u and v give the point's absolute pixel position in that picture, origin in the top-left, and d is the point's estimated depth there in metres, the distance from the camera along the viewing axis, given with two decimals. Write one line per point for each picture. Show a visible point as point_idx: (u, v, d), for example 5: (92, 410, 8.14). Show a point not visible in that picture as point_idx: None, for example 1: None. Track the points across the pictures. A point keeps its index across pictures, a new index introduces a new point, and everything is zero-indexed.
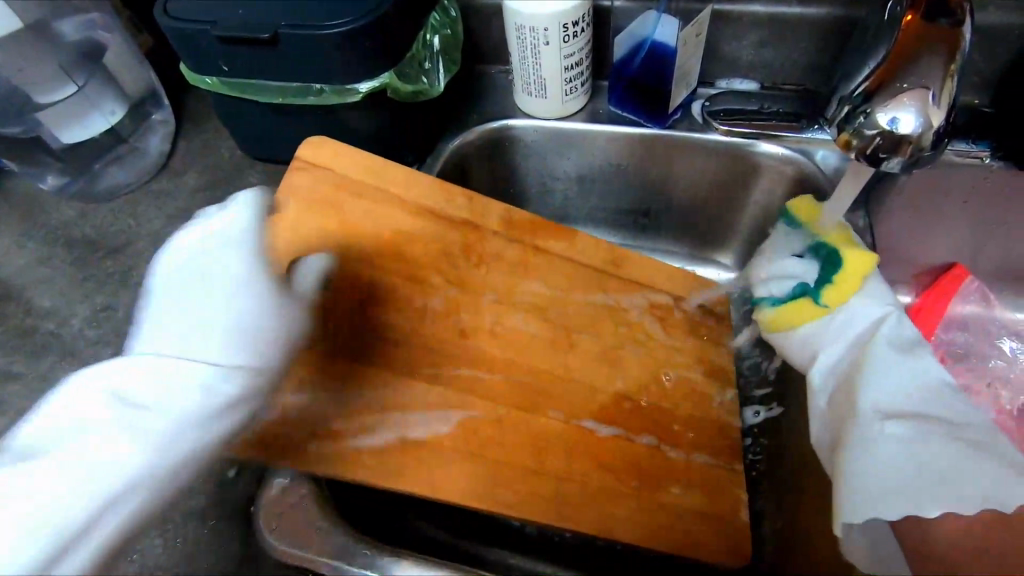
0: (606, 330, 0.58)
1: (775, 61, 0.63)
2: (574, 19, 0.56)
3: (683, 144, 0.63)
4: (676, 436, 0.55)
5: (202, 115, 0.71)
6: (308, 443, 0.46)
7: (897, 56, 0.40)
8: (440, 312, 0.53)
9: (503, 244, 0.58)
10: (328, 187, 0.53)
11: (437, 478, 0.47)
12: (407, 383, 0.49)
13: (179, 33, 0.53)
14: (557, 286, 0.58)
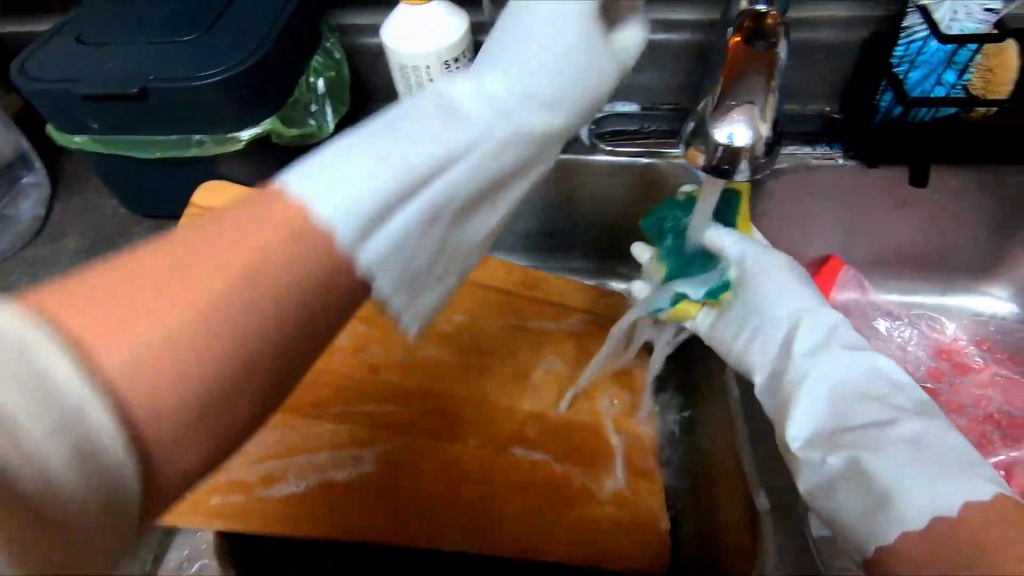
0: (518, 350, 0.59)
1: (649, 84, 0.67)
2: (455, 55, 0.58)
3: (575, 166, 0.66)
4: (597, 449, 0.54)
5: (82, 175, 0.68)
6: (210, 497, 0.45)
7: (727, 77, 0.43)
8: (347, 348, 0.53)
9: None
10: None
11: (347, 518, 0.47)
12: (315, 424, 0.49)
13: (40, 92, 0.51)
14: (467, 311, 0.60)
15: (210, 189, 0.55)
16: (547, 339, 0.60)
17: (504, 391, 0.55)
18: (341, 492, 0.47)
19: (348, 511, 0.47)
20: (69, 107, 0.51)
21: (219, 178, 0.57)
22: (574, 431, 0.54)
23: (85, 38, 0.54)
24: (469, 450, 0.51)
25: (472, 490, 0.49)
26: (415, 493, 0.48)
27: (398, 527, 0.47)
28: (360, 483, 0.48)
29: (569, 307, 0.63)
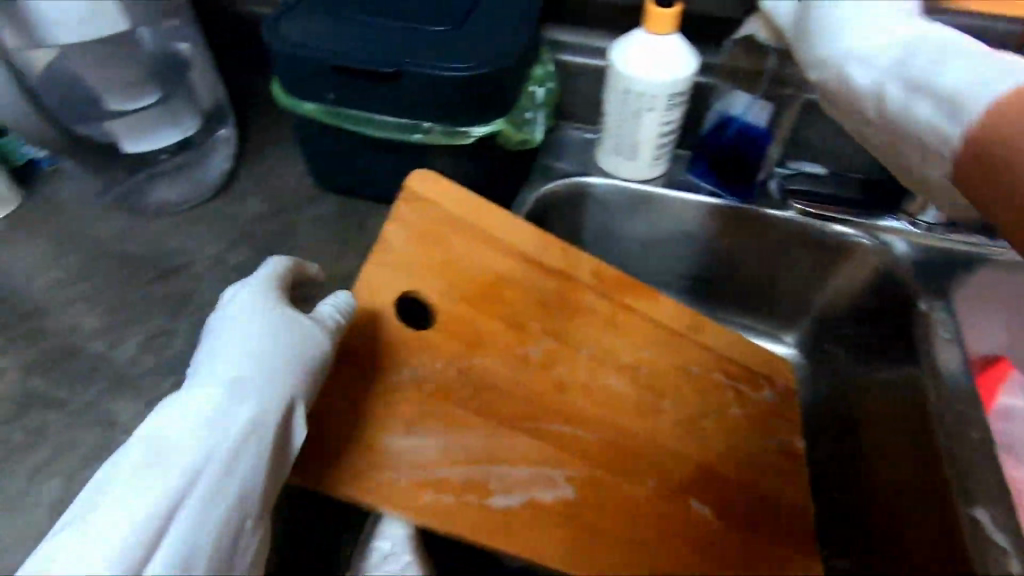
0: (690, 399, 0.55)
1: (847, 149, 0.66)
2: (680, 90, 0.57)
3: (760, 220, 0.64)
4: (764, 519, 0.51)
5: (266, 138, 0.69)
6: (397, 485, 0.44)
7: None
8: (540, 364, 0.51)
9: (594, 299, 0.56)
10: (435, 222, 0.53)
11: (530, 541, 0.44)
12: (508, 434, 0.47)
13: (293, 57, 0.52)
14: (646, 347, 0.56)
15: (424, 183, 0.54)
16: (721, 395, 0.56)
17: (681, 441, 0.52)
18: (530, 522, 0.45)
19: (530, 533, 0.44)
20: (316, 74, 0.52)
21: (431, 170, 0.55)
22: (740, 491, 0.52)
23: (338, 9, 0.55)
24: (649, 494, 0.49)
25: (645, 534, 0.47)
26: (597, 527, 0.46)
27: (578, 557, 0.44)
28: (547, 508, 0.45)
29: (754, 372, 0.59)
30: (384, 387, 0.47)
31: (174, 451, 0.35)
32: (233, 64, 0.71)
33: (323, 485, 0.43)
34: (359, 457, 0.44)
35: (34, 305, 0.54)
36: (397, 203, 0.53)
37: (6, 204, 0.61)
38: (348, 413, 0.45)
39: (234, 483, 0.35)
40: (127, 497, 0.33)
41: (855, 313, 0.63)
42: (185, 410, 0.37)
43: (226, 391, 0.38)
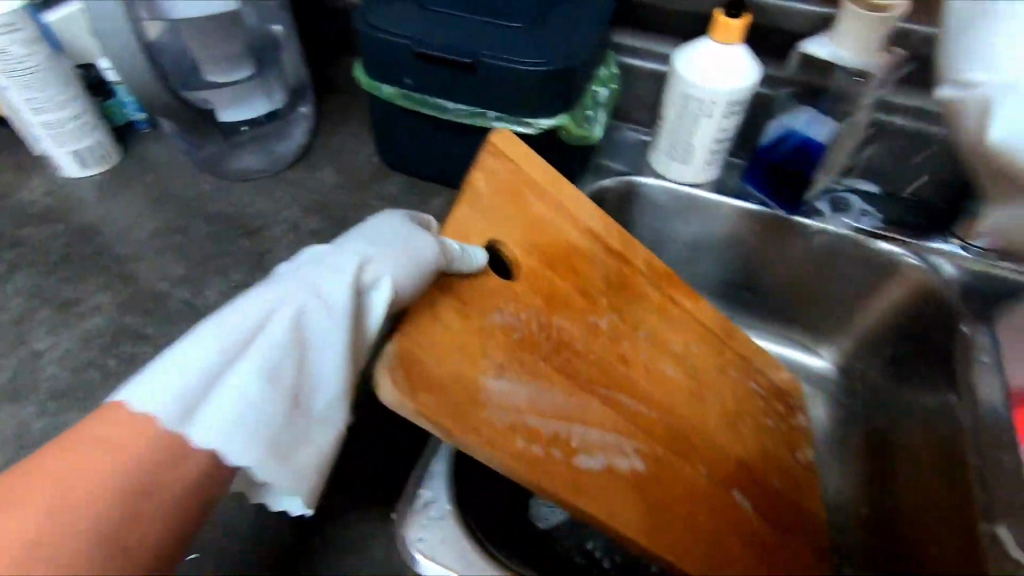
0: (729, 400, 0.57)
1: (905, 170, 0.66)
2: (740, 99, 0.59)
3: (805, 230, 0.65)
4: (789, 524, 0.54)
5: (342, 117, 0.74)
6: (494, 423, 0.42)
7: None
8: (609, 336, 0.53)
9: (649, 287, 0.57)
10: (520, 179, 0.53)
11: (611, 506, 0.44)
12: (586, 400, 0.48)
13: (379, 42, 0.56)
14: (693, 341, 0.58)
15: (507, 135, 0.53)
16: (753, 404, 0.59)
17: (725, 436, 0.55)
18: (606, 489, 0.45)
19: (612, 498, 0.45)
20: (398, 59, 0.56)
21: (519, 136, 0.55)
22: (767, 498, 0.54)
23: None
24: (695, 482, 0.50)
25: (702, 515, 0.49)
26: (664, 503, 0.47)
27: (648, 528, 0.45)
28: (623, 477, 0.46)
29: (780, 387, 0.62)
30: (479, 326, 0.45)
31: (267, 326, 0.34)
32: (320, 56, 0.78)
33: (416, 418, 0.38)
34: (455, 391, 0.41)
35: (132, 249, 0.61)
36: (484, 152, 0.52)
37: (109, 160, 0.67)
38: (442, 344, 0.42)
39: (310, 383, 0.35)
40: (210, 352, 0.32)
41: (892, 335, 0.64)
42: (287, 291, 0.36)
43: (337, 301, 0.36)
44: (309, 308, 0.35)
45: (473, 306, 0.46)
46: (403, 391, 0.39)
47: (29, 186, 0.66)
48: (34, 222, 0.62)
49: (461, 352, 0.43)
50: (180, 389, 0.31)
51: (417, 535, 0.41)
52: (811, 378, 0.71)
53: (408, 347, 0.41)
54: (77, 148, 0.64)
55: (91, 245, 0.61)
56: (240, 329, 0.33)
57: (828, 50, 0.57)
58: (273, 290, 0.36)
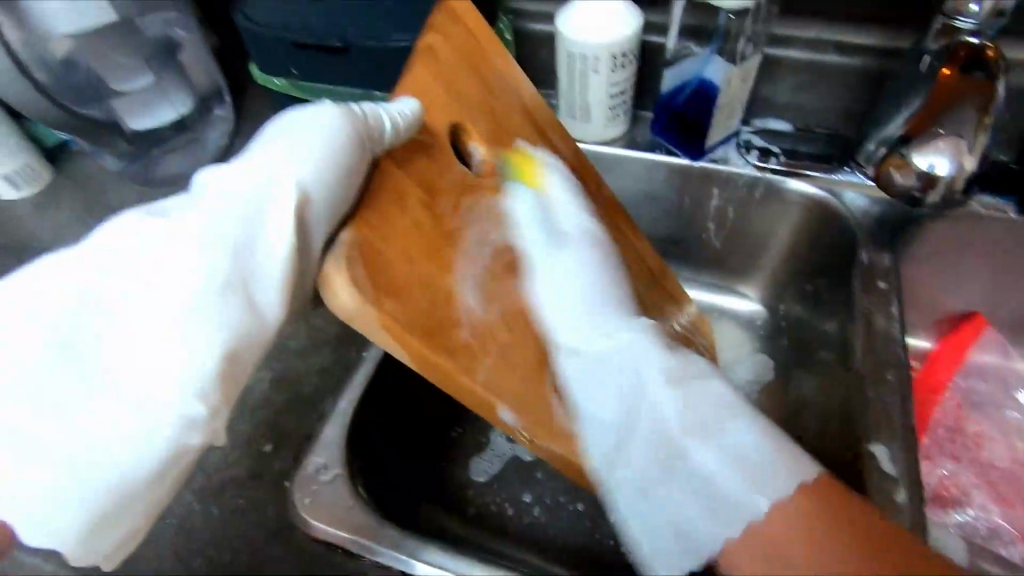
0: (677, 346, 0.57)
1: (811, 105, 0.66)
2: (623, 50, 0.59)
3: (715, 174, 0.64)
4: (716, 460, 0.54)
5: (259, 115, 0.76)
6: (458, 333, 0.37)
7: (934, 108, 0.51)
8: (568, 254, 0.51)
9: (599, 213, 0.56)
10: (470, 54, 0.48)
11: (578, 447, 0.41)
12: None
13: (256, 35, 0.57)
14: (633, 266, 0.58)
15: (469, 7, 0.48)
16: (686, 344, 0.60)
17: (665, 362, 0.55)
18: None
19: None
20: (278, 51, 0.58)
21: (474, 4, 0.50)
22: (695, 433, 0.53)
23: None
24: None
25: None
26: None
27: None
28: None
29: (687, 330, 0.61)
30: (444, 223, 0.40)
31: (112, 283, 0.30)
32: (236, 57, 0.80)
33: (381, 330, 0.33)
34: (427, 302, 0.36)
35: None
36: (440, 16, 0.47)
37: (42, 180, 0.71)
38: (410, 240, 0.37)
39: (153, 362, 0.29)
40: (32, 302, 0.29)
41: (813, 268, 0.64)
42: (151, 236, 0.30)
43: (203, 256, 0.30)
44: (172, 261, 0.30)
45: (434, 196, 0.41)
46: (365, 295, 0.33)
47: None
48: None
49: (428, 251, 0.38)
50: (1, 343, 0.28)
51: (305, 496, 0.44)
52: (741, 323, 0.71)
53: (371, 240, 0.35)
54: (7, 170, 0.67)
55: (22, 261, 0.65)
56: (75, 290, 0.29)
57: None
58: (135, 235, 0.30)
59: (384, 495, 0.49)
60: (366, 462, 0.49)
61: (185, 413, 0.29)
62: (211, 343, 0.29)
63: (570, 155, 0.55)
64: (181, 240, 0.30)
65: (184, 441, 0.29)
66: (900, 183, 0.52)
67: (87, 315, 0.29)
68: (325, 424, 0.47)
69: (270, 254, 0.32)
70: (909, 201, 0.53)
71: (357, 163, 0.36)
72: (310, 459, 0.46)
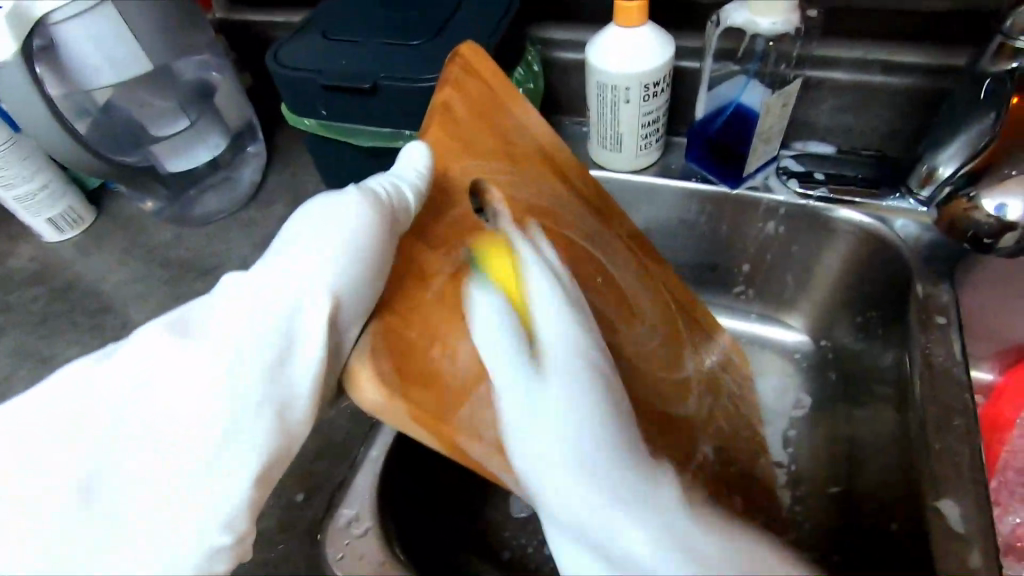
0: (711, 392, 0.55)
1: (856, 127, 0.62)
2: (654, 81, 0.58)
3: (755, 203, 0.62)
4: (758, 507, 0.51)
5: (291, 151, 0.77)
6: (483, 405, 0.35)
7: (1008, 137, 0.48)
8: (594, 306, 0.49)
9: (625, 255, 0.54)
10: (487, 107, 0.48)
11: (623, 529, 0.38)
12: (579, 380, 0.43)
13: (287, 79, 0.58)
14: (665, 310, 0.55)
15: (484, 59, 0.48)
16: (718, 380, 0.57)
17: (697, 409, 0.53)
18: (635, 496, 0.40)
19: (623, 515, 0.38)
20: (307, 92, 0.58)
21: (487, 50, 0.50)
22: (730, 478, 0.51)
23: (330, 32, 0.60)
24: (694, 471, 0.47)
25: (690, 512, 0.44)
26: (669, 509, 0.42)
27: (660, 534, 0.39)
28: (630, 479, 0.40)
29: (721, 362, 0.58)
30: (468, 289, 0.40)
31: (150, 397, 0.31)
32: (269, 93, 0.81)
33: (409, 421, 0.34)
34: (456, 379, 0.36)
35: (102, 301, 0.66)
36: (456, 69, 0.47)
37: (84, 222, 0.73)
38: (434, 317, 0.37)
39: (178, 482, 0.30)
40: (85, 400, 0.32)
41: (864, 298, 0.61)
42: (187, 350, 0.32)
43: (218, 360, 0.31)
44: (197, 372, 0.31)
45: (456, 263, 0.41)
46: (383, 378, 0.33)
47: (14, 253, 0.71)
48: (19, 286, 0.68)
49: (451, 324, 0.38)
50: (52, 431, 0.31)
51: (337, 551, 0.43)
52: (786, 354, 0.68)
53: (393, 323, 0.36)
54: (51, 215, 0.69)
55: (64, 302, 0.67)
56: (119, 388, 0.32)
57: (745, 17, 0.52)
58: (167, 343, 0.32)
59: (418, 549, 0.48)
60: (398, 513, 0.48)
61: (203, 547, 0.29)
62: (231, 470, 0.30)
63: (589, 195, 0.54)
64: (212, 356, 0.31)
65: (209, 570, 0.29)
66: (969, 226, 0.50)
67: (122, 432, 0.31)
68: (357, 474, 0.47)
69: (299, 373, 0.32)
70: (990, 249, 0.50)
71: (383, 255, 0.37)
72: (346, 509, 0.45)
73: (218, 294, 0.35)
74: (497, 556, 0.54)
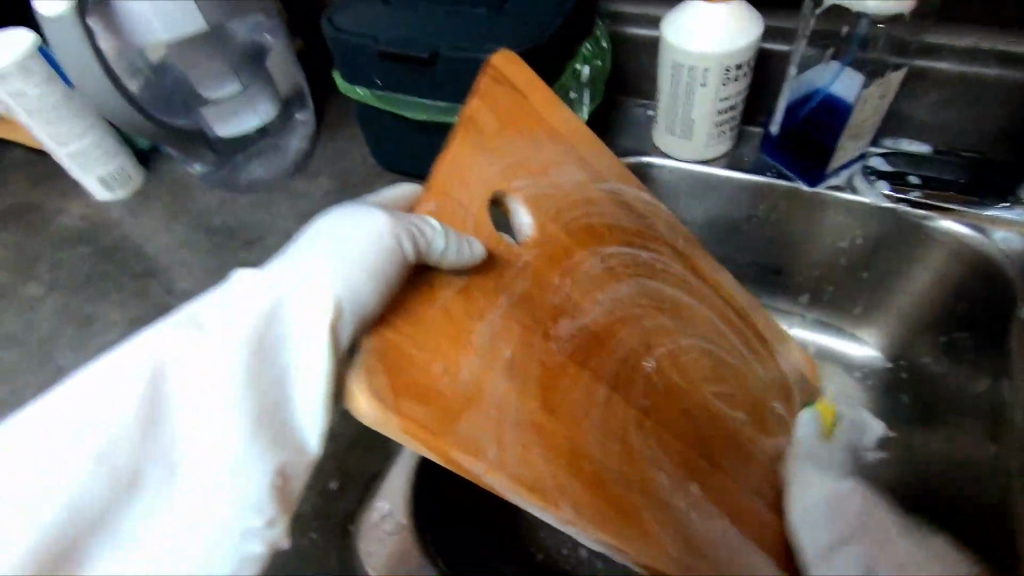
0: (752, 406, 0.51)
1: (959, 125, 0.56)
2: (738, 62, 0.52)
3: (838, 203, 0.56)
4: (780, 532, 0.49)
5: (340, 120, 0.74)
6: (483, 425, 0.33)
7: None
8: (625, 314, 0.44)
9: (671, 259, 0.49)
10: (523, 109, 0.44)
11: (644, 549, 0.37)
12: (599, 397, 0.39)
13: (341, 45, 0.55)
14: (713, 319, 0.50)
15: (521, 67, 0.44)
16: (768, 398, 0.52)
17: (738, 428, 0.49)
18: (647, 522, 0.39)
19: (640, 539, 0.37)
20: (361, 59, 0.55)
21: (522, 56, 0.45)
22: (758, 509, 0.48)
23: None
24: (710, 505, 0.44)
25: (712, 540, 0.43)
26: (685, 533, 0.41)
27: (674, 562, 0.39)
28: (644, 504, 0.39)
29: (780, 380, 0.53)
30: (478, 301, 0.37)
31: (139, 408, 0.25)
32: (321, 58, 0.78)
33: (403, 436, 0.30)
34: (456, 397, 0.33)
35: (149, 265, 0.66)
36: (485, 79, 0.42)
37: (134, 182, 0.72)
38: (438, 332, 0.34)
39: (203, 485, 0.26)
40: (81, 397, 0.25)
41: (956, 318, 0.55)
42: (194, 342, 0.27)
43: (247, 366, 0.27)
44: (226, 375, 0.27)
45: (466, 277, 0.37)
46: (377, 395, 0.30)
47: (66, 209, 0.71)
48: (70, 244, 0.68)
49: (458, 340, 0.35)
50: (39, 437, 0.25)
51: (369, 547, 0.42)
52: (855, 372, 0.63)
53: (397, 337, 0.32)
54: (102, 173, 0.68)
55: (112, 263, 0.66)
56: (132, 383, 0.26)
57: None
58: (187, 341, 0.27)
59: (454, 550, 0.47)
60: (435, 510, 0.47)
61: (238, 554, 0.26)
62: (258, 472, 0.27)
63: (631, 198, 0.49)
64: (225, 347, 0.28)
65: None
66: None
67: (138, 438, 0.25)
68: (392, 467, 0.45)
69: (304, 368, 0.29)
70: None
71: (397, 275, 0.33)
72: (385, 506, 0.44)
73: (224, 290, 0.29)
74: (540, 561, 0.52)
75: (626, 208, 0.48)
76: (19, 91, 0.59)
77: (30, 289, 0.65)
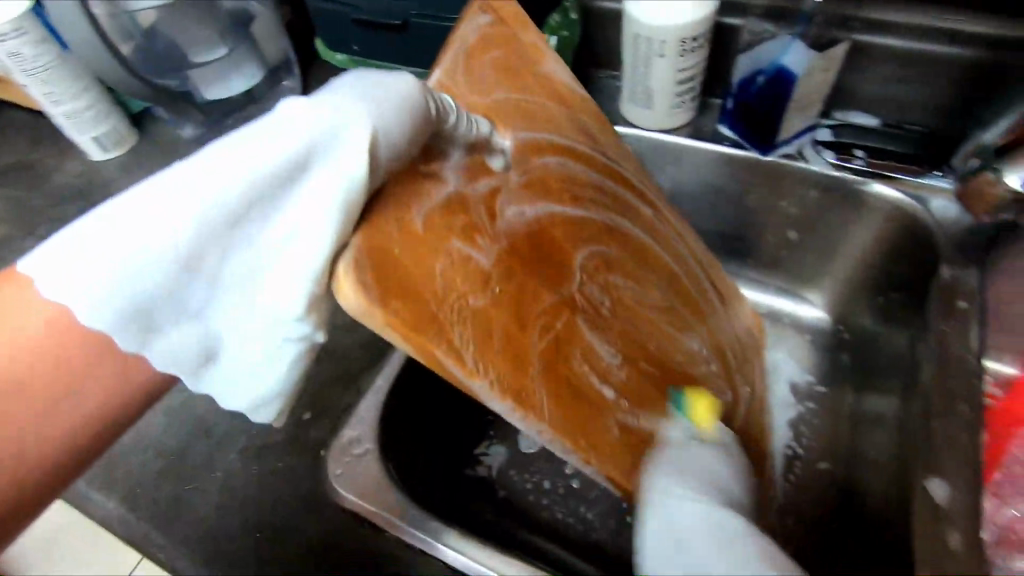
0: (715, 354, 0.54)
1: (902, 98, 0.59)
2: (694, 34, 0.55)
3: (790, 171, 0.59)
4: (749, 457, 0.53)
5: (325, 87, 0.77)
6: (452, 326, 0.33)
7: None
8: (599, 264, 0.47)
9: (639, 204, 0.53)
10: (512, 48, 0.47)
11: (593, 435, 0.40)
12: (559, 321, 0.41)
13: (321, 11, 0.58)
14: (675, 264, 0.54)
15: (511, 6, 0.48)
16: (722, 347, 0.55)
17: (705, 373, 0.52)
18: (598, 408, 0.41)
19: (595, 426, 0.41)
20: (341, 26, 0.58)
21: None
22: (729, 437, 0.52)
23: None
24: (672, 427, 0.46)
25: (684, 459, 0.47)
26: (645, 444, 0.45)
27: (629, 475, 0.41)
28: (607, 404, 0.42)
29: (723, 335, 0.56)
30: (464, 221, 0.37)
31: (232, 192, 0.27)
32: (308, 26, 0.81)
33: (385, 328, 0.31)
34: (435, 291, 0.33)
35: None
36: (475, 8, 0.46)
37: (127, 142, 0.75)
38: (419, 239, 0.34)
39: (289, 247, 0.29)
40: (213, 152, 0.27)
41: (894, 279, 0.59)
42: (258, 150, 0.28)
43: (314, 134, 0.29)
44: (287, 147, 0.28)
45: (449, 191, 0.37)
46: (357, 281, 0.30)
47: (64, 168, 0.75)
48: (67, 200, 0.72)
49: (462, 235, 0.37)
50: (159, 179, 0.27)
51: (338, 467, 0.46)
52: (803, 332, 0.68)
53: (382, 238, 0.32)
54: (96, 133, 0.72)
55: None
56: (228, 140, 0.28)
57: None
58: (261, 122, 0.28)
59: (419, 477, 0.52)
60: (401, 440, 0.51)
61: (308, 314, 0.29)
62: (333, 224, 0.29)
63: (609, 151, 0.52)
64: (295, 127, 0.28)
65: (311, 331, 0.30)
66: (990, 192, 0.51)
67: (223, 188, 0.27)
68: (361, 401, 0.49)
69: (335, 170, 0.29)
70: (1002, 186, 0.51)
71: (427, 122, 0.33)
72: (354, 433, 0.48)
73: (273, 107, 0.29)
74: (503, 497, 0.57)
75: (601, 148, 0.51)
76: (16, 52, 0.61)
77: (31, 242, 0.69)
